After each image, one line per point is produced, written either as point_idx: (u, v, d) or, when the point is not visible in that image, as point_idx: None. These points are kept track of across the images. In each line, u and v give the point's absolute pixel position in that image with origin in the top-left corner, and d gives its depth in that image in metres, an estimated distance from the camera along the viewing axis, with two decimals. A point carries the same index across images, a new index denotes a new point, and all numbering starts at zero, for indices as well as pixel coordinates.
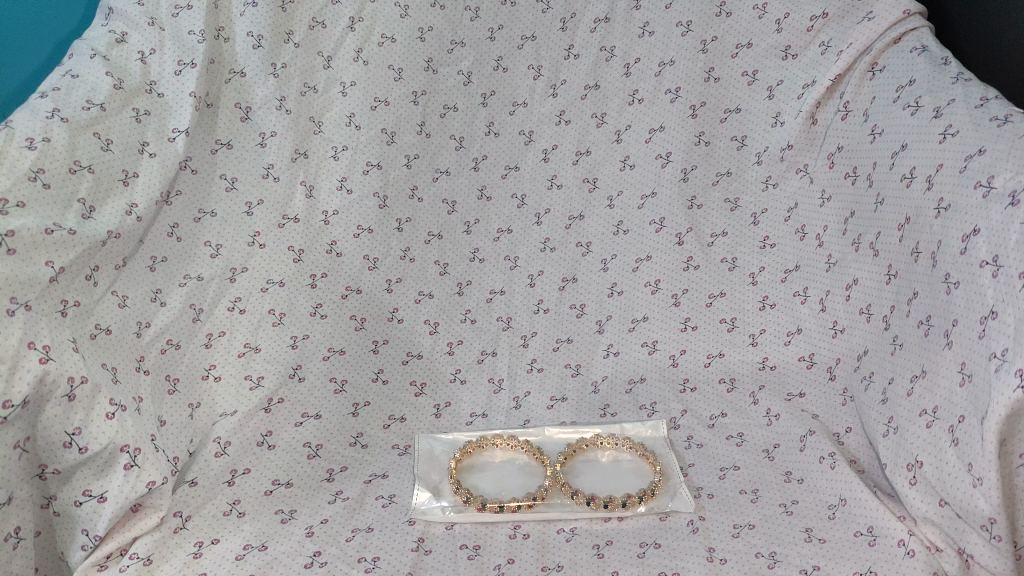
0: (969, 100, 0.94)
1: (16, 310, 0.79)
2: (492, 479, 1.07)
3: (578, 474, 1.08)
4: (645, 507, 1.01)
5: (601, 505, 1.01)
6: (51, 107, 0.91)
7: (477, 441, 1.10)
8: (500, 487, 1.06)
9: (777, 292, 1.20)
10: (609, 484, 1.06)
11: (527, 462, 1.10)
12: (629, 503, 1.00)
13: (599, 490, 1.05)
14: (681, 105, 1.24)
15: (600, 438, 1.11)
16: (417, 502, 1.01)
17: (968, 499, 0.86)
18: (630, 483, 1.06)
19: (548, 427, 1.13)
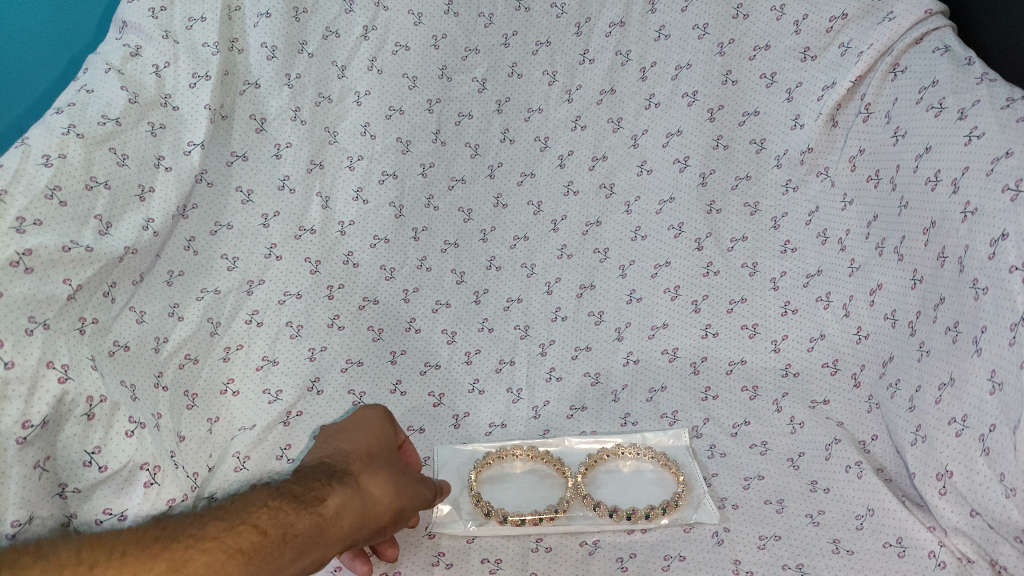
0: (994, 101, 0.92)
1: (34, 330, 0.82)
2: (515, 492, 1.08)
3: (603, 484, 1.09)
4: (667, 519, 1.02)
5: (624, 517, 1.01)
6: (67, 123, 0.90)
7: (497, 452, 1.09)
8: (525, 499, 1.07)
9: (799, 297, 1.18)
10: (634, 494, 1.08)
11: (549, 473, 1.10)
12: (651, 515, 1.01)
13: (621, 502, 1.07)
14: (698, 108, 1.22)
15: (621, 448, 1.10)
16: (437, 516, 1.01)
17: (1001, 510, 0.85)
18: (654, 494, 1.07)
19: (568, 437, 1.12)
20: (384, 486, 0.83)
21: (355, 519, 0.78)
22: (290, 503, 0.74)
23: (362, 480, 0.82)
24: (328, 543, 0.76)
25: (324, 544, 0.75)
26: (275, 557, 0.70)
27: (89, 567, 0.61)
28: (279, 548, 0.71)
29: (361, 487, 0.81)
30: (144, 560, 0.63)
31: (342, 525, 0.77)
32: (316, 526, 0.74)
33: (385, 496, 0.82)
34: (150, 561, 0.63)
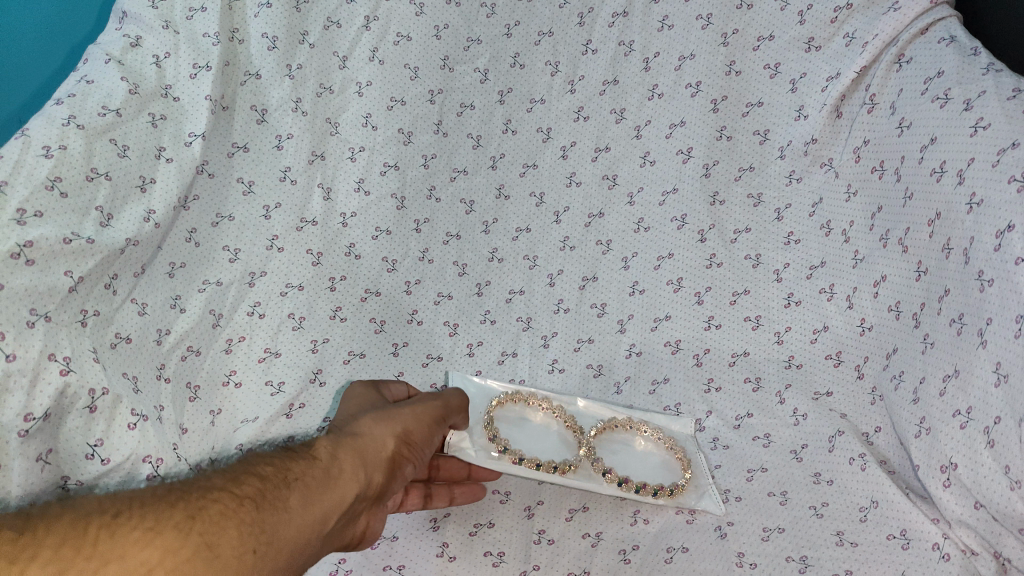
0: (1001, 91, 0.92)
1: (36, 322, 0.82)
2: (530, 443, 1.12)
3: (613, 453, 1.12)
4: (672, 500, 1.04)
5: (634, 488, 1.04)
6: (66, 113, 0.90)
7: (515, 394, 1.13)
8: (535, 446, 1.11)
9: (803, 290, 1.16)
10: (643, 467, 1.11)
11: (560, 431, 1.14)
12: (660, 493, 1.04)
13: (629, 473, 1.10)
14: (702, 99, 1.21)
15: (634, 421, 1.13)
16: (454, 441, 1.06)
17: (1005, 502, 0.85)
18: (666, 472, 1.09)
19: (580, 400, 1.16)
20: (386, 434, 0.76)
21: (358, 464, 0.71)
22: (290, 457, 0.68)
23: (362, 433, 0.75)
24: (340, 489, 0.68)
25: (337, 490, 0.67)
26: (289, 499, 0.63)
27: (113, 515, 0.56)
28: (286, 491, 0.63)
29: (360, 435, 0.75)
30: (160, 510, 0.57)
31: (343, 471, 0.69)
32: (317, 472, 0.67)
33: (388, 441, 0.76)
34: (167, 511, 0.57)
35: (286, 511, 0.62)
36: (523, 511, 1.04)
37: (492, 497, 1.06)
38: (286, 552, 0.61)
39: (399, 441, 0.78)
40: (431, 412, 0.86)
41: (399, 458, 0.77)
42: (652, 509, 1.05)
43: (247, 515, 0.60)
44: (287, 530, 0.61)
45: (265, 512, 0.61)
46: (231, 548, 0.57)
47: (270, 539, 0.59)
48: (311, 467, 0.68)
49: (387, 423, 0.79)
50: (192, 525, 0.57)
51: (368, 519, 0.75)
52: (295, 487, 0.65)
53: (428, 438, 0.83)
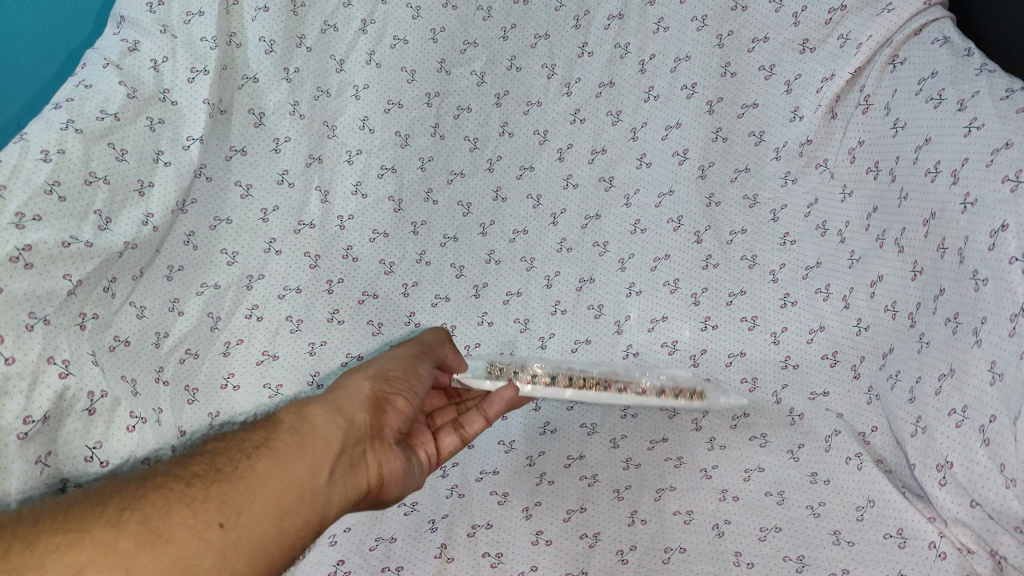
0: (994, 92, 0.92)
1: (35, 325, 0.84)
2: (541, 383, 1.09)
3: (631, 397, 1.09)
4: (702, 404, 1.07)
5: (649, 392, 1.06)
6: (65, 117, 0.90)
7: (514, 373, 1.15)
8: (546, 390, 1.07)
9: (799, 290, 1.17)
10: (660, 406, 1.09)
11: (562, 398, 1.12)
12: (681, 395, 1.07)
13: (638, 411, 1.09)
14: (697, 101, 1.21)
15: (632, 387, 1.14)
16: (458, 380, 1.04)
17: (1001, 500, 0.85)
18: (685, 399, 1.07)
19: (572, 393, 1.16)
20: (357, 389, 0.83)
21: (328, 419, 0.78)
22: (264, 429, 0.76)
23: (335, 395, 0.83)
24: (313, 443, 0.74)
25: (313, 443, 0.74)
26: (258, 465, 0.70)
27: (36, 526, 0.61)
28: (249, 460, 0.70)
29: (332, 396, 0.82)
30: (94, 509, 0.63)
31: (315, 428, 0.76)
32: (291, 435, 0.75)
33: (362, 392, 0.83)
34: (99, 509, 0.63)
35: (258, 477, 0.69)
36: (520, 511, 1.07)
37: (490, 498, 1.07)
38: (269, 514, 0.67)
39: (377, 385, 0.85)
40: (410, 354, 0.92)
41: (382, 397, 0.84)
42: (650, 508, 1.06)
43: (211, 494, 0.66)
44: (265, 493, 0.68)
45: (230, 488, 0.67)
46: (173, 527, 0.62)
47: (244, 509, 0.66)
48: (284, 432, 0.75)
49: (362, 373, 0.87)
50: (152, 517, 0.63)
51: (380, 459, 0.81)
52: (261, 452, 0.72)
53: (415, 375, 0.89)
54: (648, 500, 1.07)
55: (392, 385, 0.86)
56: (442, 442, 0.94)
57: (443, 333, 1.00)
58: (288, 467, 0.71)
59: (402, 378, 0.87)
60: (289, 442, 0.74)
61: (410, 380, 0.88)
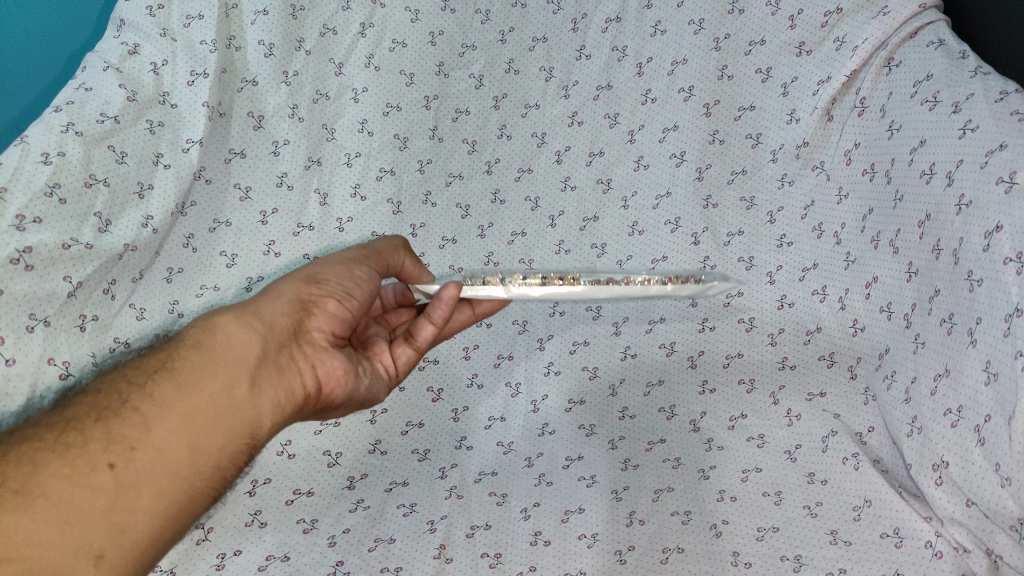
0: (988, 95, 0.93)
1: (35, 326, 0.88)
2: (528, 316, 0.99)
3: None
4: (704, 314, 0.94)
5: None
6: (65, 120, 0.91)
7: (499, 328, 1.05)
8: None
9: (796, 291, 1.18)
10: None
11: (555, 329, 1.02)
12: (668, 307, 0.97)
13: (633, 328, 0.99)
14: (694, 104, 1.22)
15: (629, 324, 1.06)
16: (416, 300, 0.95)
17: (995, 500, 0.85)
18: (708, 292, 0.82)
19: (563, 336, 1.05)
20: (279, 293, 0.75)
21: (240, 329, 0.71)
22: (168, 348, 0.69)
23: (254, 302, 0.75)
24: (219, 360, 0.68)
25: (220, 360, 0.68)
26: (153, 392, 0.65)
27: None
28: (140, 393, 0.65)
29: (250, 302, 0.74)
30: None
31: (224, 341, 0.70)
32: (196, 354, 0.68)
33: (285, 296, 0.75)
34: None
35: (156, 406, 0.64)
36: (519, 512, 1.05)
37: (489, 499, 1.07)
38: (176, 442, 0.63)
39: (303, 288, 0.76)
40: (349, 253, 0.82)
41: (310, 301, 0.76)
42: (648, 509, 1.04)
43: (96, 434, 0.61)
44: (166, 420, 0.63)
45: (120, 424, 0.63)
46: (45, 482, 0.58)
47: (139, 444, 0.62)
48: (189, 348, 0.69)
49: (291, 277, 0.78)
50: (19, 475, 0.58)
51: (314, 368, 0.74)
52: (157, 378, 0.66)
53: (352, 274, 0.80)
54: (646, 501, 1.05)
55: (323, 286, 0.77)
56: (399, 354, 0.86)
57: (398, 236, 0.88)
58: (190, 391, 0.66)
59: (334, 280, 0.78)
60: (193, 361, 0.68)
61: (345, 280, 0.79)
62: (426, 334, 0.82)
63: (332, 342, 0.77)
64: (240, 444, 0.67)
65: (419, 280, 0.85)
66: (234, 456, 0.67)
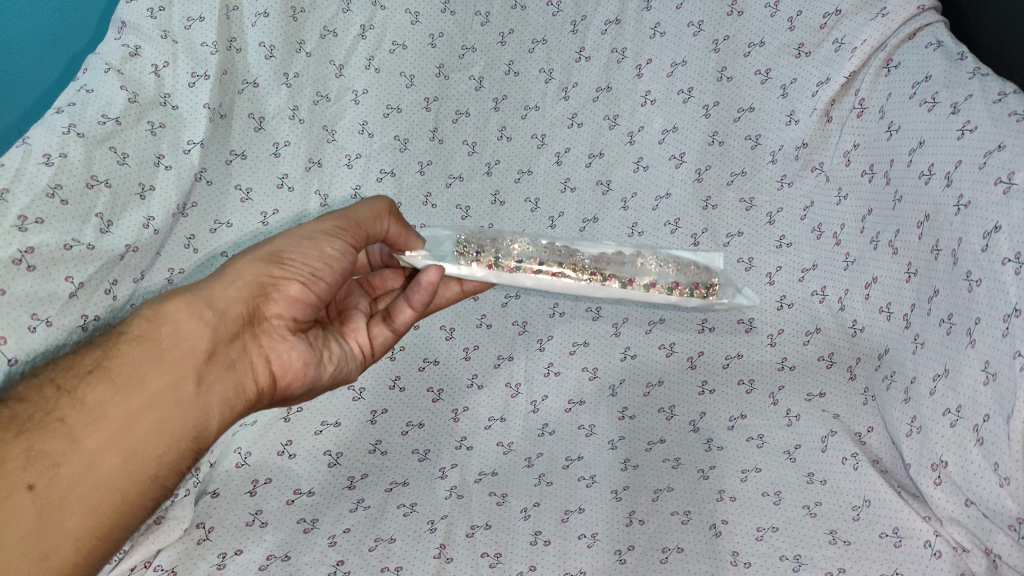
0: (986, 96, 0.93)
1: (37, 327, 0.87)
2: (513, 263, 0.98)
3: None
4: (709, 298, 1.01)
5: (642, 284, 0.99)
6: (67, 122, 0.91)
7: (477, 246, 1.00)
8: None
9: (795, 292, 1.18)
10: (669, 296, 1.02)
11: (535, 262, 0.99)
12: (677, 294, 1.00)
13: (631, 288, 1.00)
14: (693, 105, 1.23)
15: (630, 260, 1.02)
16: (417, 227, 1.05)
17: (994, 499, 0.86)
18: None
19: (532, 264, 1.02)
20: (240, 274, 0.77)
21: (192, 319, 0.72)
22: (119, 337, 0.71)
23: (216, 282, 0.76)
24: (164, 356, 0.70)
25: (165, 356, 0.70)
26: (85, 397, 0.66)
27: None
28: (75, 399, 0.66)
29: (212, 284, 0.76)
30: None
31: (174, 334, 0.71)
32: (143, 347, 0.70)
33: (246, 278, 0.77)
34: None
35: (86, 414, 0.66)
36: (519, 512, 1.05)
37: (489, 499, 1.07)
38: (106, 453, 0.65)
39: (264, 269, 0.78)
40: (319, 226, 0.81)
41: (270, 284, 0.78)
42: (648, 509, 1.04)
43: (16, 450, 0.62)
44: (95, 429, 0.65)
45: (42, 438, 0.64)
46: None
47: (64, 459, 0.63)
48: (131, 343, 0.70)
49: (255, 255, 0.79)
50: None
51: (272, 354, 0.78)
52: (97, 380, 0.68)
53: (319, 251, 0.80)
54: (646, 500, 1.05)
55: (285, 268, 0.78)
56: (378, 332, 0.90)
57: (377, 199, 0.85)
58: (125, 394, 0.67)
59: (299, 261, 0.79)
60: (137, 355, 0.70)
61: (311, 261, 0.79)
62: (403, 317, 0.88)
63: (295, 324, 0.80)
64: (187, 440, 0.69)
65: (407, 245, 0.91)
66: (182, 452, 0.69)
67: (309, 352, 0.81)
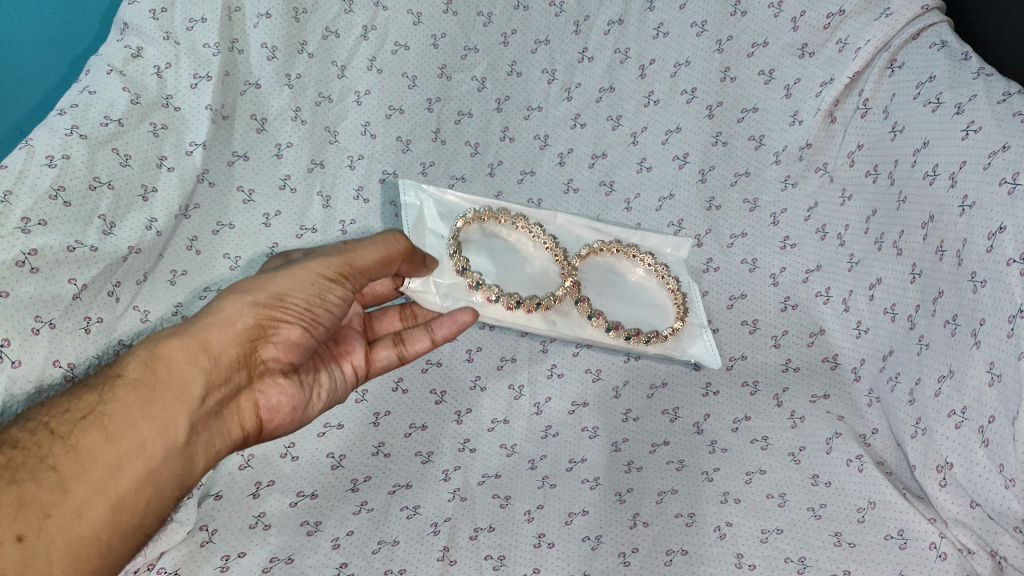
0: (991, 96, 0.93)
1: (40, 329, 0.88)
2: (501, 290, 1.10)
3: (603, 278, 1.19)
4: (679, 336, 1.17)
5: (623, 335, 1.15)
6: (70, 124, 0.92)
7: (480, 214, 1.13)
8: (512, 254, 1.15)
9: (800, 292, 1.17)
10: (637, 313, 1.19)
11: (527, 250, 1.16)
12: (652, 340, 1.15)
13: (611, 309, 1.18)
14: (697, 105, 1.21)
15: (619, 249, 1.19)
16: (414, 193, 1.13)
17: (1000, 501, 0.87)
18: (655, 304, 1.19)
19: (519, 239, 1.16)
20: (246, 315, 0.80)
21: (192, 364, 0.77)
22: (122, 376, 0.75)
23: (219, 321, 0.79)
24: (164, 403, 0.75)
25: (164, 404, 0.75)
26: (77, 444, 0.71)
27: None
28: (73, 444, 0.71)
29: (216, 322, 0.79)
30: None
31: (174, 380, 0.76)
32: (142, 392, 0.75)
33: (250, 319, 0.81)
34: None
35: (78, 461, 0.70)
36: (523, 514, 1.06)
37: (492, 501, 1.08)
38: (95, 500, 0.70)
39: (265, 313, 0.81)
40: (326, 269, 0.84)
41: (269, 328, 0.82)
42: (652, 510, 1.05)
43: (9, 498, 0.66)
44: (83, 478, 0.70)
45: (33, 487, 0.68)
46: None
47: (53, 510, 0.68)
48: (128, 389, 0.74)
49: (257, 292, 0.82)
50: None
51: (261, 390, 0.86)
52: (93, 426, 0.72)
53: (320, 297, 0.84)
54: (650, 502, 1.06)
55: (286, 312, 0.82)
56: (376, 358, 0.98)
57: (389, 244, 0.89)
58: (116, 444, 0.72)
59: (300, 304, 0.83)
60: (135, 400, 0.74)
61: (313, 305, 0.84)
62: (418, 347, 0.98)
63: (284, 359, 0.86)
64: (173, 483, 0.76)
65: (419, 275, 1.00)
66: (164, 493, 0.76)
67: (289, 380, 0.88)
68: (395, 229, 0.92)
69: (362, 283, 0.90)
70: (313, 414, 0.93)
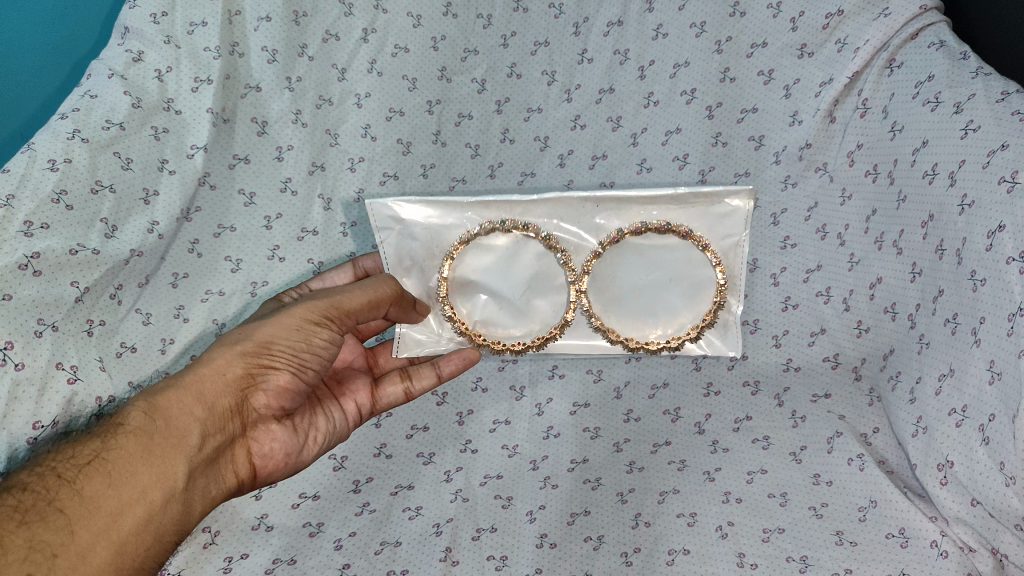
0: (990, 95, 0.93)
1: (43, 331, 0.91)
2: (497, 319, 1.09)
3: (621, 262, 1.07)
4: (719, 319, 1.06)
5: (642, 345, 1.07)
6: (71, 127, 0.93)
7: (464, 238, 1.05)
8: (509, 260, 1.07)
9: (800, 292, 1.14)
10: (658, 294, 1.07)
11: (532, 252, 1.07)
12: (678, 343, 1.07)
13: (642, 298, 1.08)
14: (697, 106, 1.19)
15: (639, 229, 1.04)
16: (391, 222, 1.04)
17: (1002, 499, 0.87)
18: (689, 281, 1.06)
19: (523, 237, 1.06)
20: (236, 366, 0.84)
21: (187, 412, 0.80)
22: (122, 423, 0.77)
23: (212, 374, 0.83)
24: (164, 448, 0.77)
25: (162, 448, 0.76)
26: (82, 488, 0.72)
27: None
28: (75, 490, 0.71)
29: (205, 374, 0.82)
30: None
31: (173, 427, 0.78)
32: (140, 437, 0.76)
33: (240, 371, 0.84)
34: None
35: (85, 504, 0.71)
36: (525, 515, 1.07)
37: (494, 501, 1.09)
38: (99, 544, 0.70)
39: (253, 361, 0.84)
40: (311, 314, 0.88)
41: (259, 374, 0.85)
42: (654, 511, 1.06)
43: (19, 539, 0.67)
44: (89, 522, 0.70)
45: (43, 529, 0.68)
46: None
47: (60, 550, 0.68)
48: (129, 435, 0.76)
49: (245, 342, 0.85)
50: None
51: (259, 441, 0.89)
52: (97, 471, 0.73)
53: (308, 343, 0.87)
54: (652, 503, 1.07)
55: (274, 359, 0.85)
56: (376, 397, 1.04)
57: (376, 289, 0.93)
58: (120, 488, 0.73)
59: (288, 352, 0.86)
60: (135, 445, 0.75)
61: (300, 351, 0.86)
62: (421, 383, 1.05)
63: (275, 405, 0.88)
64: (178, 522, 0.77)
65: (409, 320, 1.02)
66: (167, 537, 0.76)
67: (281, 427, 0.91)
68: (385, 276, 0.95)
69: (352, 324, 0.93)
70: (307, 458, 0.96)
